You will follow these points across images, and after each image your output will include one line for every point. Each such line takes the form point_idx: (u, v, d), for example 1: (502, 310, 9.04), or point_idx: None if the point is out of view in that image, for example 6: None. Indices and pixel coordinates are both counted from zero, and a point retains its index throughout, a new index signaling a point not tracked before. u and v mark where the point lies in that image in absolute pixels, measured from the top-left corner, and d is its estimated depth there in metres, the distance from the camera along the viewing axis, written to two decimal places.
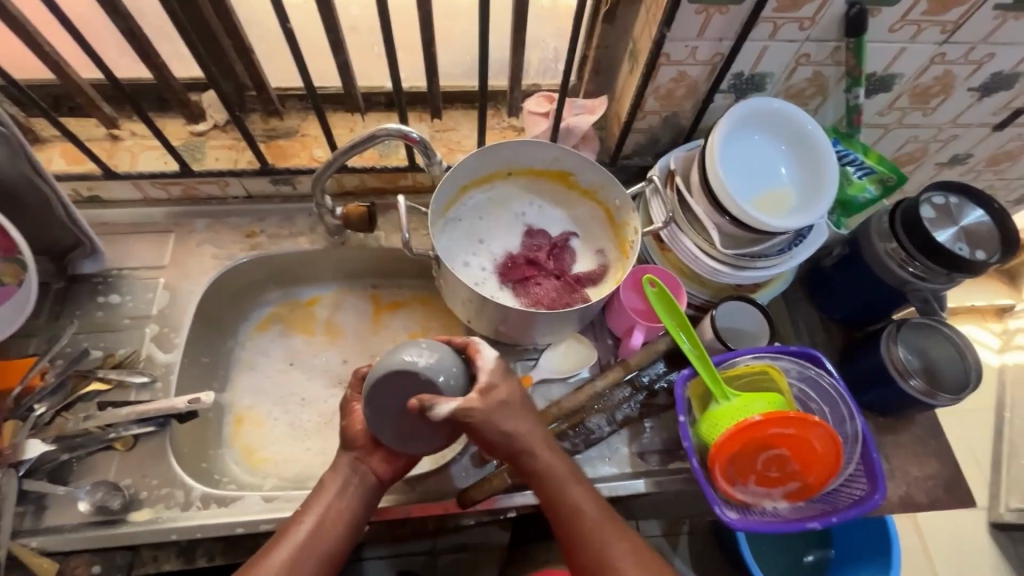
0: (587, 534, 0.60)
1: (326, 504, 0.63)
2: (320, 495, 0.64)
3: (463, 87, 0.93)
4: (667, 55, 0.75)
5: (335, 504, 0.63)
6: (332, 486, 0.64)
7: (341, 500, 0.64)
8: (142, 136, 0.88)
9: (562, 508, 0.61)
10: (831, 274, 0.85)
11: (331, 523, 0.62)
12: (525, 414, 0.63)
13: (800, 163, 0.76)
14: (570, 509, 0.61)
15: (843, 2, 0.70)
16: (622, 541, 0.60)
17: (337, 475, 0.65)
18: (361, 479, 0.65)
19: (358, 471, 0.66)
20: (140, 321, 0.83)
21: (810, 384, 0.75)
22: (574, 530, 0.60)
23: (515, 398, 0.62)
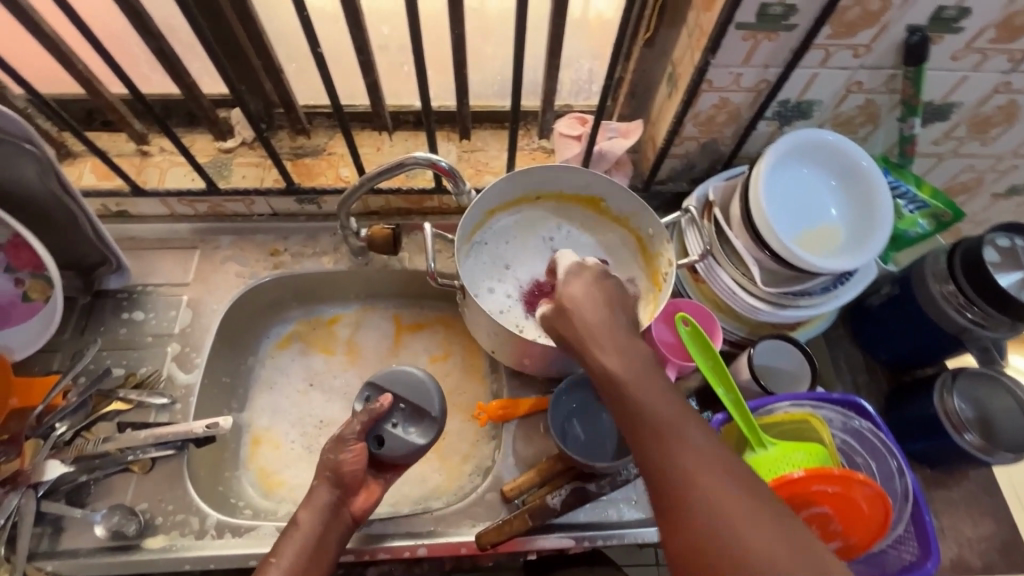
0: (688, 465, 0.45)
1: (302, 546, 0.60)
2: (293, 536, 0.61)
3: (494, 107, 0.91)
4: (710, 82, 0.71)
5: (313, 545, 0.61)
6: (311, 528, 0.61)
7: (319, 542, 0.61)
8: (171, 152, 0.88)
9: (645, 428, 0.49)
10: (878, 313, 0.80)
11: (311, 566, 0.60)
12: (602, 295, 0.59)
13: (849, 200, 0.71)
14: (661, 430, 0.48)
15: (902, 29, 0.66)
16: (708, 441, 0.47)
17: (313, 514, 0.62)
18: (338, 519, 0.63)
19: (338, 514, 0.64)
20: (162, 339, 0.82)
21: (853, 436, 0.70)
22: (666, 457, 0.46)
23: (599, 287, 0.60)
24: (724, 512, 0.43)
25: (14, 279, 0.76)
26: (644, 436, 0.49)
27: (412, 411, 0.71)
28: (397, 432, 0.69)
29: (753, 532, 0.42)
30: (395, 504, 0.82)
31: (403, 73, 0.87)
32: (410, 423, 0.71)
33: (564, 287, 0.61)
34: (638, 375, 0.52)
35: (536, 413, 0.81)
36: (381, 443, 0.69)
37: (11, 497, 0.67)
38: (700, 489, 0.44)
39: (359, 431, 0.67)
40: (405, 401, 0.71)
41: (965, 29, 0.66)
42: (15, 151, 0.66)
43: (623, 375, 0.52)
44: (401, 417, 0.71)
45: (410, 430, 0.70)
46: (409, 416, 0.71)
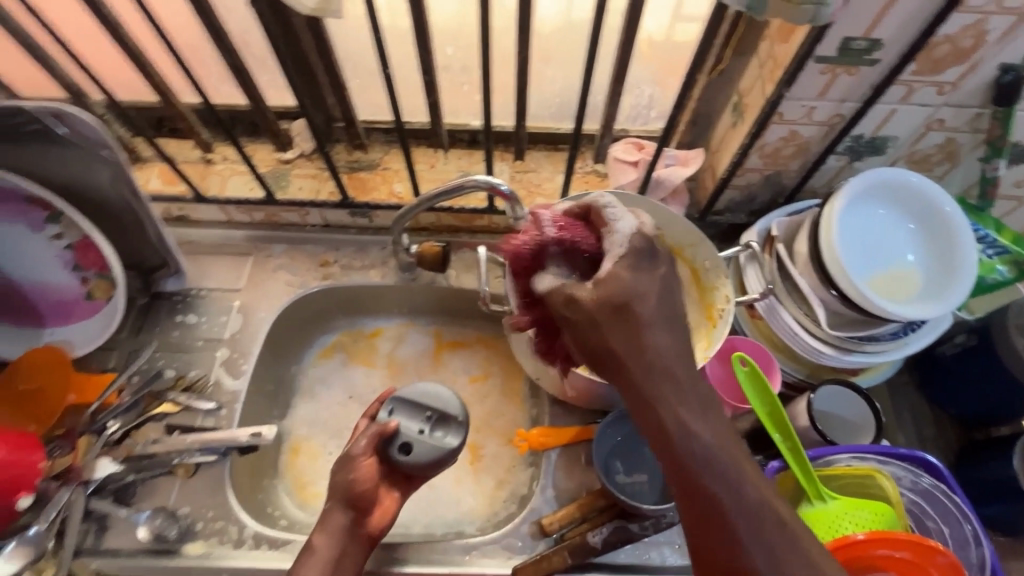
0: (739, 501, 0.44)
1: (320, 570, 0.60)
2: (311, 560, 0.60)
3: (551, 129, 0.91)
4: (781, 114, 0.69)
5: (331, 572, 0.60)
6: (327, 557, 0.61)
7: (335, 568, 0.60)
8: (233, 161, 0.90)
9: (685, 464, 0.45)
10: (950, 364, 0.75)
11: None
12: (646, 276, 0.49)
13: (927, 244, 0.68)
14: (709, 465, 0.45)
15: (994, 67, 0.62)
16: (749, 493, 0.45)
17: (330, 537, 0.62)
18: (354, 543, 0.63)
19: (354, 536, 0.63)
20: (212, 343, 0.84)
21: (924, 497, 0.65)
22: (708, 497, 0.45)
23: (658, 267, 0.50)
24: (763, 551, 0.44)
25: (80, 277, 0.78)
26: (684, 474, 0.45)
27: (439, 418, 0.71)
28: (425, 438, 0.69)
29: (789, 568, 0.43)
30: (428, 526, 0.81)
31: (463, 92, 0.87)
32: (438, 429, 0.71)
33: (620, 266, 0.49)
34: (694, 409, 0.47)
35: (576, 443, 0.79)
36: (406, 450, 0.68)
37: (62, 493, 0.68)
38: (720, 525, 0.44)
39: (366, 449, 0.66)
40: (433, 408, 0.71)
41: None
42: (94, 156, 0.69)
43: (665, 394, 0.47)
44: (428, 424, 0.71)
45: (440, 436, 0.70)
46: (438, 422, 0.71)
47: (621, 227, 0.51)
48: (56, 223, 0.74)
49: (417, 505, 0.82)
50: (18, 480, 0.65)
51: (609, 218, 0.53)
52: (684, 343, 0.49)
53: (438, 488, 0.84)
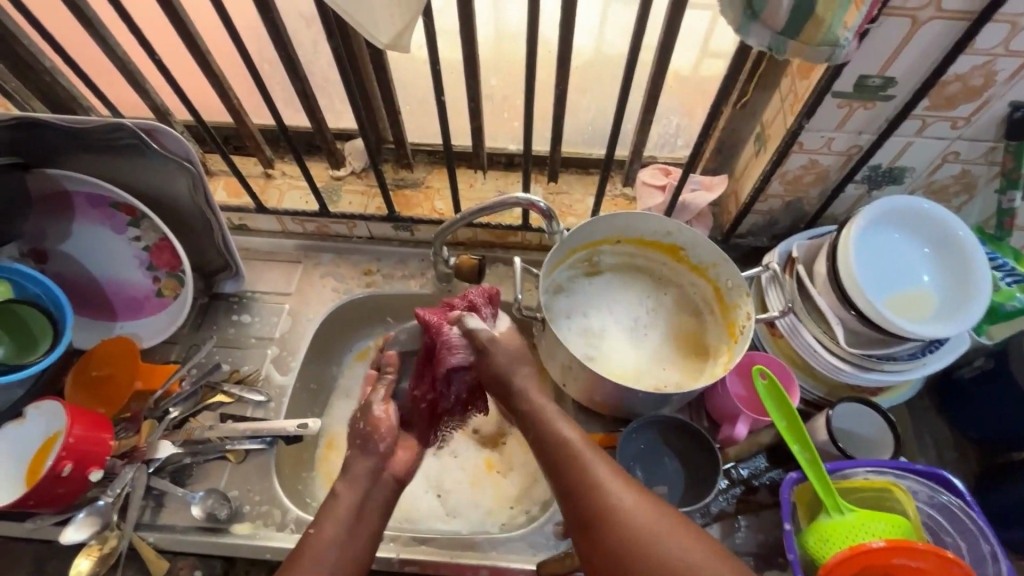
0: (594, 484, 0.53)
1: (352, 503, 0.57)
2: (338, 498, 0.58)
3: (583, 154, 0.97)
4: (801, 144, 0.74)
5: (361, 501, 0.58)
6: (354, 494, 0.59)
7: (367, 499, 0.59)
8: (291, 176, 0.99)
9: (546, 444, 0.58)
10: (970, 387, 0.77)
11: (365, 520, 0.57)
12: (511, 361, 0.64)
13: (942, 269, 0.71)
14: (568, 473, 0.55)
15: (1005, 104, 0.66)
16: (601, 460, 0.56)
17: (353, 486, 0.59)
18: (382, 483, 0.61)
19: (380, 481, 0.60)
20: (263, 342, 0.91)
21: (940, 512, 0.67)
22: (570, 474, 0.55)
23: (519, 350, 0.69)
24: (621, 517, 0.51)
25: (153, 276, 0.86)
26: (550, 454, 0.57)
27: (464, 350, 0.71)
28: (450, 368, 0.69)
29: (649, 536, 0.50)
30: (455, 526, 0.85)
31: (504, 119, 0.97)
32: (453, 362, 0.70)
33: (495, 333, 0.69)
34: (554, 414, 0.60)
35: None
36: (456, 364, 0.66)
37: (126, 470, 0.75)
38: (589, 488, 0.53)
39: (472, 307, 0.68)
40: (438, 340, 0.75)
41: None
42: (177, 168, 0.77)
43: (541, 436, 0.58)
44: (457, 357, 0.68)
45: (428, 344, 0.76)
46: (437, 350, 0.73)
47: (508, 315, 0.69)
48: (136, 227, 0.83)
49: (443, 505, 0.86)
50: (90, 456, 0.71)
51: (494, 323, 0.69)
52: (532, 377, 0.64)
53: (465, 489, 0.87)
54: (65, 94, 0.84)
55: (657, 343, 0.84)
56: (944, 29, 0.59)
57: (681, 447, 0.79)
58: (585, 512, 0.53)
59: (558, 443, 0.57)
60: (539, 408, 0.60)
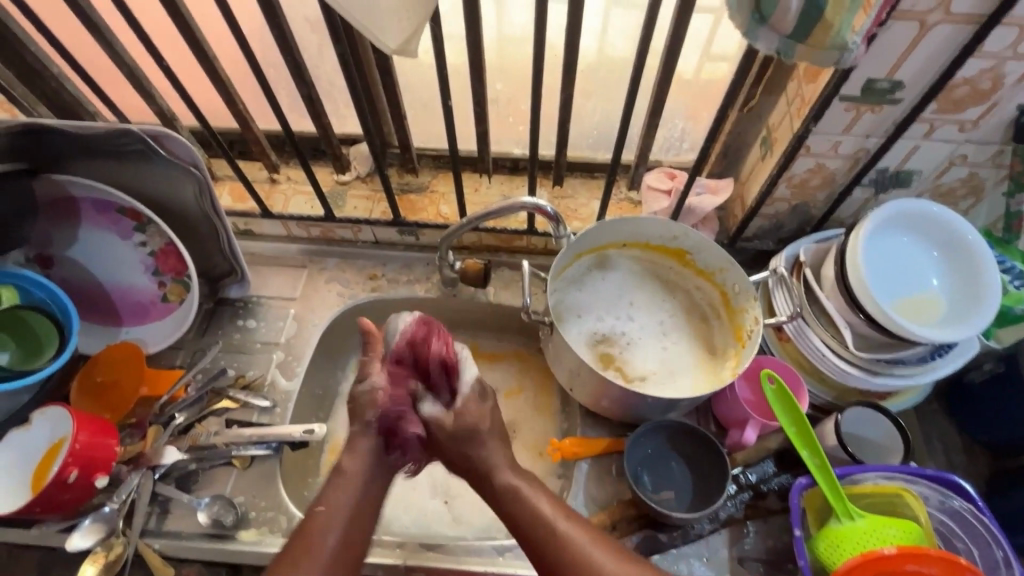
0: (579, 557, 0.60)
1: (348, 492, 0.64)
2: (339, 483, 0.65)
3: (588, 158, 0.97)
4: (808, 148, 0.73)
5: (359, 491, 0.65)
6: (355, 479, 0.66)
7: (363, 490, 0.65)
8: (296, 181, 0.99)
9: (522, 523, 0.63)
10: (979, 391, 0.77)
11: (357, 520, 0.63)
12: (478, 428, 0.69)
13: (951, 272, 0.71)
14: (551, 548, 0.61)
15: (1013, 107, 0.66)
16: (577, 527, 0.62)
17: (354, 465, 0.67)
18: (382, 468, 0.68)
19: (377, 463, 0.67)
20: (269, 347, 0.90)
21: (952, 517, 0.67)
22: (553, 549, 0.61)
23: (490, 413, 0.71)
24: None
25: (158, 281, 0.86)
26: (525, 533, 0.63)
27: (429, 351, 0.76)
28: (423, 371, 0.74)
29: None
30: (460, 532, 0.84)
31: (509, 123, 0.97)
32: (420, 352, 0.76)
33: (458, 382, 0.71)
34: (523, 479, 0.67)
35: (606, 455, 0.82)
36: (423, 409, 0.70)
37: (132, 476, 0.75)
38: (574, 559, 0.60)
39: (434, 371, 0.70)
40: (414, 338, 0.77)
41: None
42: (183, 174, 0.77)
43: (521, 516, 0.64)
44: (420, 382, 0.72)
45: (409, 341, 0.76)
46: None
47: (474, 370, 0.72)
48: (142, 232, 0.83)
49: (448, 510, 0.86)
50: (96, 462, 0.70)
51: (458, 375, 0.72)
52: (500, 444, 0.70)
53: (470, 494, 0.87)
54: (72, 100, 0.84)
55: (665, 345, 0.84)
56: (953, 32, 0.59)
57: (689, 452, 0.79)
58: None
59: (532, 512, 0.63)
60: (510, 484, 0.66)
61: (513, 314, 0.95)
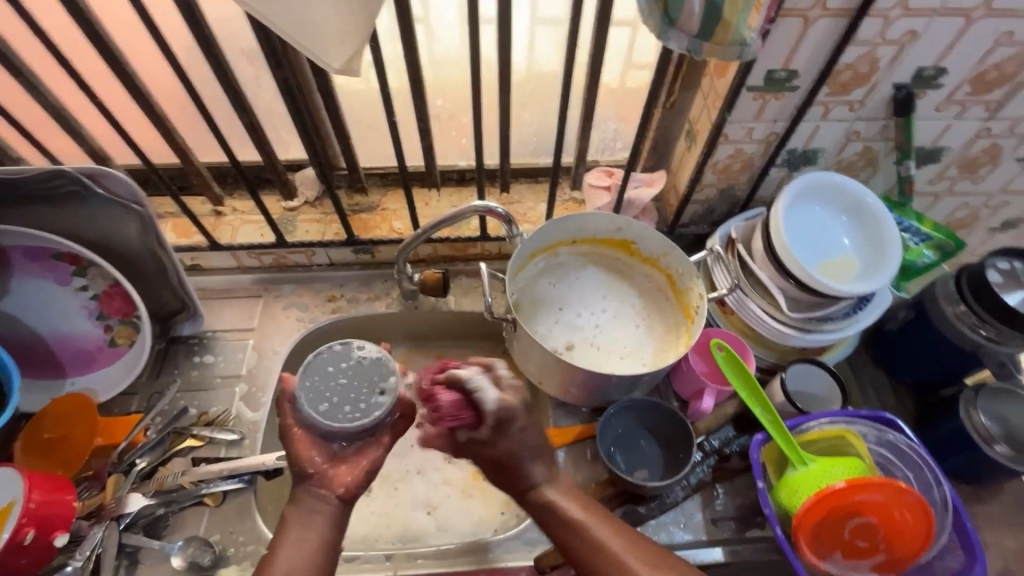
0: (605, 550, 0.62)
1: (290, 537, 0.61)
2: (282, 530, 0.61)
3: (532, 164, 1.02)
4: (726, 136, 0.81)
5: (303, 527, 0.61)
6: (299, 515, 0.62)
7: (307, 525, 0.62)
8: (243, 211, 0.98)
9: (553, 518, 0.65)
10: (897, 337, 0.86)
11: (309, 541, 0.60)
12: (526, 450, 0.67)
13: (861, 234, 0.80)
14: (578, 530, 0.64)
15: (889, 87, 0.76)
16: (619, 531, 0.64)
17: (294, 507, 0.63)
18: (321, 499, 0.64)
19: (317, 496, 0.64)
20: (230, 380, 0.88)
21: (889, 449, 0.75)
22: (584, 537, 0.63)
23: (526, 442, 0.66)
24: None
25: (104, 325, 0.83)
26: (559, 525, 0.65)
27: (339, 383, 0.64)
28: (350, 366, 0.66)
29: None
30: (446, 538, 0.85)
31: (452, 137, 0.99)
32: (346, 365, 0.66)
33: (489, 403, 0.64)
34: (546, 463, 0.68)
35: (579, 442, 0.85)
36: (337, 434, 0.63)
37: (96, 530, 0.71)
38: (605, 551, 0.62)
39: (454, 410, 0.66)
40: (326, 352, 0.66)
41: (944, 85, 0.76)
42: (125, 212, 0.75)
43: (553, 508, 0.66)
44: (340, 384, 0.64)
45: (356, 354, 0.67)
46: (351, 395, 0.64)
47: (493, 392, 0.64)
48: (82, 276, 0.80)
49: (433, 519, 0.86)
50: (53, 521, 0.66)
51: (474, 386, 0.64)
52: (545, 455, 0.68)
53: (452, 499, 0.88)
54: None
55: (622, 331, 0.89)
56: (832, 25, 0.68)
57: (656, 427, 0.84)
58: (590, 563, 0.62)
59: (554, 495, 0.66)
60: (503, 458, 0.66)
61: (476, 320, 0.97)
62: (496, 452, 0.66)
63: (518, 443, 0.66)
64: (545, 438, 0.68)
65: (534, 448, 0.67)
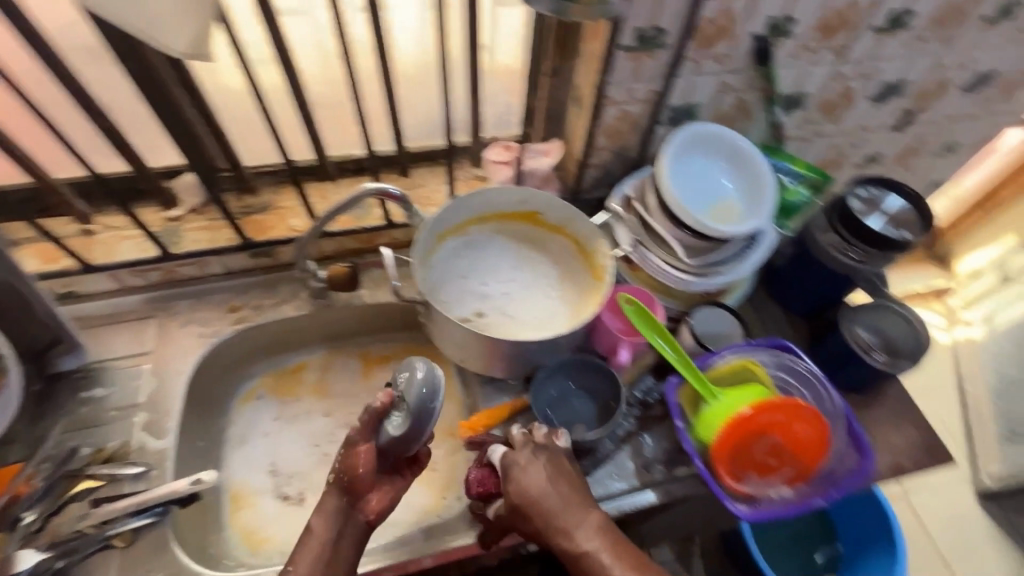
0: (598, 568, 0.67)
1: (318, 551, 0.66)
2: (308, 542, 0.67)
3: (428, 147, 0.97)
4: (609, 98, 0.84)
5: (326, 550, 0.67)
6: (324, 536, 0.67)
7: (334, 548, 0.67)
8: (118, 227, 0.90)
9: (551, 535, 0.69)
10: (784, 271, 0.93)
11: (334, 563, 0.67)
12: (536, 477, 0.71)
13: (741, 180, 0.86)
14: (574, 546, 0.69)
15: (748, 38, 0.81)
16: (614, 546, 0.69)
17: (326, 519, 0.68)
18: (352, 520, 0.69)
19: (351, 515, 0.69)
20: (127, 411, 0.81)
21: (787, 372, 0.81)
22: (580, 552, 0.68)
23: (540, 475, 0.71)
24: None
25: None
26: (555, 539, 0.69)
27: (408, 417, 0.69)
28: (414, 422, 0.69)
29: None
30: (389, 532, 0.84)
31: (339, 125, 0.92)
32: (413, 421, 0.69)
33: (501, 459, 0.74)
34: (546, 485, 0.70)
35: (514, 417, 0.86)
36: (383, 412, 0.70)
37: None
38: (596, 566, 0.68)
39: (481, 481, 0.76)
40: (417, 387, 0.65)
41: (795, 33, 0.82)
42: None
43: (556, 525, 0.69)
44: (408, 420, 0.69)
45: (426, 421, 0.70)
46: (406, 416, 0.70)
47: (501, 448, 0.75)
48: None
49: None
50: None
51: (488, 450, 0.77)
52: (554, 482, 0.70)
53: None
54: None
55: (535, 299, 0.90)
56: None
57: (587, 383, 0.87)
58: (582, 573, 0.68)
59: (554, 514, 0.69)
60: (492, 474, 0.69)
61: (392, 311, 0.95)
62: (512, 489, 0.71)
63: (527, 480, 0.70)
64: (561, 469, 0.72)
65: (549, 482, 0.70)
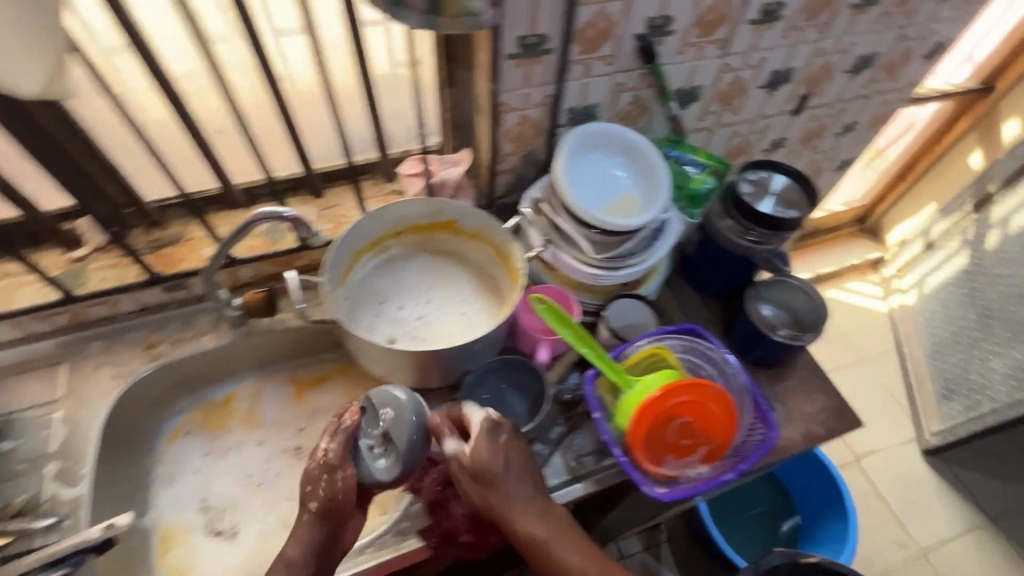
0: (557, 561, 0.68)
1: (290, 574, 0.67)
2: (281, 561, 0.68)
3: (333, 166, 0.98)
4: (505, 105, 0.86)
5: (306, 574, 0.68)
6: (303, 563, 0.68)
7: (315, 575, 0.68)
8: (17, 274, 0.87)
9: (507, 516, 0.69)
10: (694, 257, 0.97)
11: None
12: (501, 453, 0.70)
13: (641, 175, 0.89)
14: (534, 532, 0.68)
15: (631, 39, 0.85)
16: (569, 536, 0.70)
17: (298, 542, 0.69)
18: (332, 546, 0.70)
19: (333, 542, 0.70)
20: (37, 461, 0.79)
21: (695, 354, 0.85)
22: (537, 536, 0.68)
23: (505, 448, 0.70)
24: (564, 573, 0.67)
25: None
26: (510, 517, 0.69)
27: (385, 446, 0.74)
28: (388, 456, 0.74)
29: None
30: None
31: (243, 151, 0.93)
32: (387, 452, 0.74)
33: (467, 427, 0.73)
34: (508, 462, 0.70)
35: None
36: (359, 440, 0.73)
37: None
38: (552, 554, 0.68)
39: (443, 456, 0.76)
40: (409, 417, 0.72)
41: (675, 31, 0.86)
42: None
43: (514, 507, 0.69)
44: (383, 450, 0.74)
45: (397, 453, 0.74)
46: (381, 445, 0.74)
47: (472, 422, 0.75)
48: None
49: None
50: None
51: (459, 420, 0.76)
52: (518, 463, 0.71)
53: None
54: None
55: (456, 309, 0.92)
56: None
57: (517, 380, 0.89)
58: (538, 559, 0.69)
59: (508, 494, 0.69)
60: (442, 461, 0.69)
61: (318, 333, 0.95)
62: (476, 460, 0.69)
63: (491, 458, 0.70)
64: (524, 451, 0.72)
65: (513, 460, 0.71)
